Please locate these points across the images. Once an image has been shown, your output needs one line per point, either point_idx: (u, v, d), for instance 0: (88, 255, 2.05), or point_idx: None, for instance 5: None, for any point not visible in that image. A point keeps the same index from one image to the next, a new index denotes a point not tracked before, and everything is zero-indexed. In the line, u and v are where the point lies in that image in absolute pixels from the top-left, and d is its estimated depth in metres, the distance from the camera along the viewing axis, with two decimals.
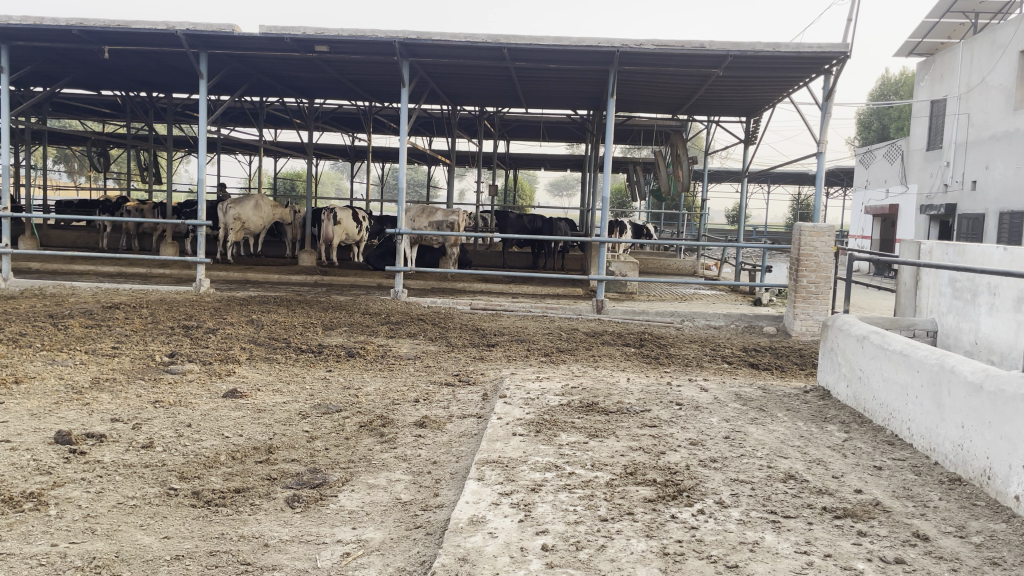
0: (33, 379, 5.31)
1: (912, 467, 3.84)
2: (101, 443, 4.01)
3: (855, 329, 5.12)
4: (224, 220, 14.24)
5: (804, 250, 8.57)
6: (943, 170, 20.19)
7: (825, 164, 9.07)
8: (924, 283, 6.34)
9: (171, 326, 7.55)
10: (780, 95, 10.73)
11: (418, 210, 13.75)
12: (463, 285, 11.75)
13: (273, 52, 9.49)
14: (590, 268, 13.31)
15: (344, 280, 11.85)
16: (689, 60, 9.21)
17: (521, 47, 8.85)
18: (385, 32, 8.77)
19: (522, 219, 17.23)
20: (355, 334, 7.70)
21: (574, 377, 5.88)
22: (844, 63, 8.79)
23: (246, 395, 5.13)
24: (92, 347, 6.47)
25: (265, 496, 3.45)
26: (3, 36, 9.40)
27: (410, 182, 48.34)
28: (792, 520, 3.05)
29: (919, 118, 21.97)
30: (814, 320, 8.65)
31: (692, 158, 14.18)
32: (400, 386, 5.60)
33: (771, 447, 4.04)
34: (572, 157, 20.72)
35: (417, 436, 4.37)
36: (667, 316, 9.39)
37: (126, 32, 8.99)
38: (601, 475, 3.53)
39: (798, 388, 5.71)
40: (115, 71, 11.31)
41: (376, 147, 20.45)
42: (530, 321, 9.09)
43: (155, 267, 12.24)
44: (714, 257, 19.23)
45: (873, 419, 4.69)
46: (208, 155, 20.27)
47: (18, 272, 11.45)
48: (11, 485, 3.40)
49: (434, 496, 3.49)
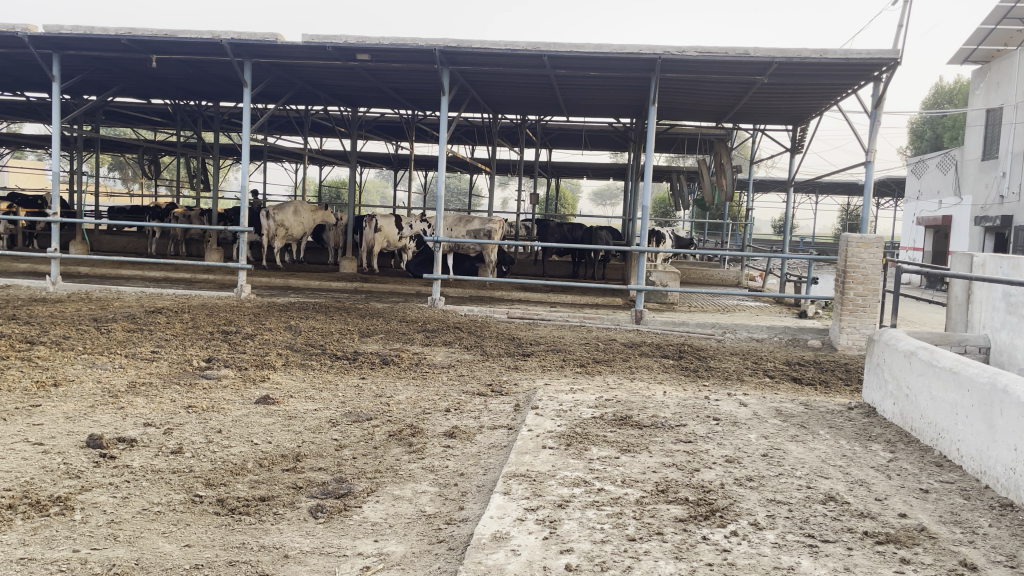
0: (71, 382, 5.38)
1: (960, 491, 3.65)
2: (132, 448, 4.02)
3: (902, 344, 4.93)
4: (267, 225, 14.45)
5: (851, 262, 8.32)
6: (1000, 181, 19.58)
7: (873, 173, 8.81)
8: (976, 297, 6.06)
9: (211, 331, 7.62)
10: (826, 103, 10.49)
11: (455, 218, 13.89)
12: (501, 294, 11.68)
13: (316, 61, 9.57)
14: (631, 277, 13.17)
15: (383, 287, 11.89)
16: (733, 68, 9.06)
17: (561, 54, 8.79)
18: (426, 40, 8.78)
19: (563, 228, 17.11)
20: (391, 341, 7.69)
21: (609, 389, 5.75)
22: (894, 70, 8.54)
23: (278, 402, 5.13)
24: (132, 351, 6.56)
25: (289, 505, 3.41)
26: (55, 46, 9.64)
27: (453, 192, 48.73)
28: (831, 545, 2.91)
29: (974, 127, 21.41)
30: (860, 334, 8.39)
31: (736, 167, 13.93)
32: (432, 395, 5.55)
33: (811, 466, 3.89)
34: (614, 165, 20.56)
35: (446, 447, 4.30)
36: (708, 328, 9.19)
37: (173, 41, 9.15)
38: (631, 492, 3.42)
39: (842, 405, 5.50)
40: (163, 80, 11.52)
41: (418, 154, 20.57)
42: (568, 331, 8.98)
43: (199, 273, 12.43)
44: (758, 268, 18.92)
45: (921, 439, 4.49)
46: (255, 162, 20.58)
47: (66, 277, 11.71)
48: (39, 489, 3.41)
49: (459, 509, 3.42)
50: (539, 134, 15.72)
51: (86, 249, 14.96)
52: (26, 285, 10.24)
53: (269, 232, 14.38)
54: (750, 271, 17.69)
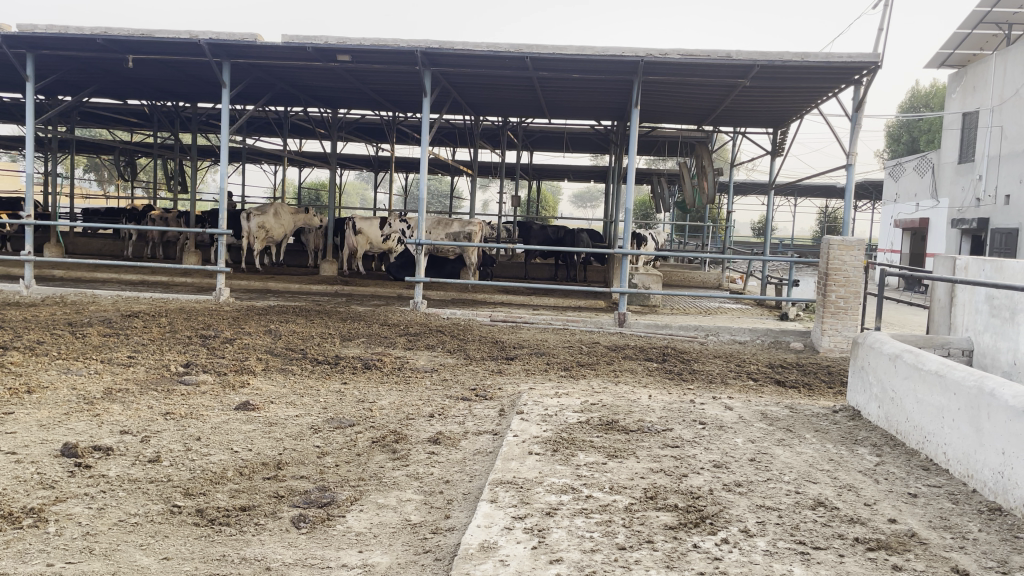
0: (45, 389, 5.25)
1: (949, 494, 3.65)
2: (108, 456, 3.92)
3: (886, 346, 4.93)
4: (247, 227, 14.31)
5: (833, 264, 8.35)
6: (976, 184, 19.81)
7: (854, 176, 8.85)
8: (959, 300, 6.08)
9: (189, 336, 7.49)
10: (807, 106, 10.54)
11: (435, 221, 13.80)
12: (484, 297, 11.61)
13: (296, 61, 9.47)
14: (613, 280, 13.15)
15: (364, 290, 11.79)
16: (715, 71, 9.06)
17: (544, 56, 8.75)
18: (408, 41, 8.70)
19: (544, 230, 17.07)
20: (373, 345, 7.60)
21: (594, 393, 5.70)
22: (874, 74, 8.57)
23: (258, 408, 5.04)
24: (108, 356, 6.43)
25: (271, 515, 3.34)
26: (28, 45, 9.46)
27: (434, 194, 48.70)
28: (823, 551, 2.88)
29: (951, 130, 21.65)
30: (842, 337, 8.42)
31: (717, 169, 13.97)
32: (415, 400, 5.48)
33: (800, 471, 3.86)
34: (596, 167, 20.57)
35: (430, 454, 4.24)
36: (691, 330, 9.18)
37: (149, 41, 9.00)
38: (619, 499, 3.37)
39: (827, 408, 5.50)
40: (139, 80, 11.38)
41: (399, 156, 20.46)
42: (551, 334, 8.93)
43: (176, 276, 12.27)
44: (739, 270, 18.99)
45: (906, 442, 4.49)
46: (234, 164, 20.38)
47: (41, 280, 11.50)
48: (12, 500, 3.31)
49: (445, 518, 3.36)
50: (520, 136, 15.67)
51: (60, 251, 14.72)
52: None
53: (250, 235, 14.24)
54: (731, 274, 17.77)
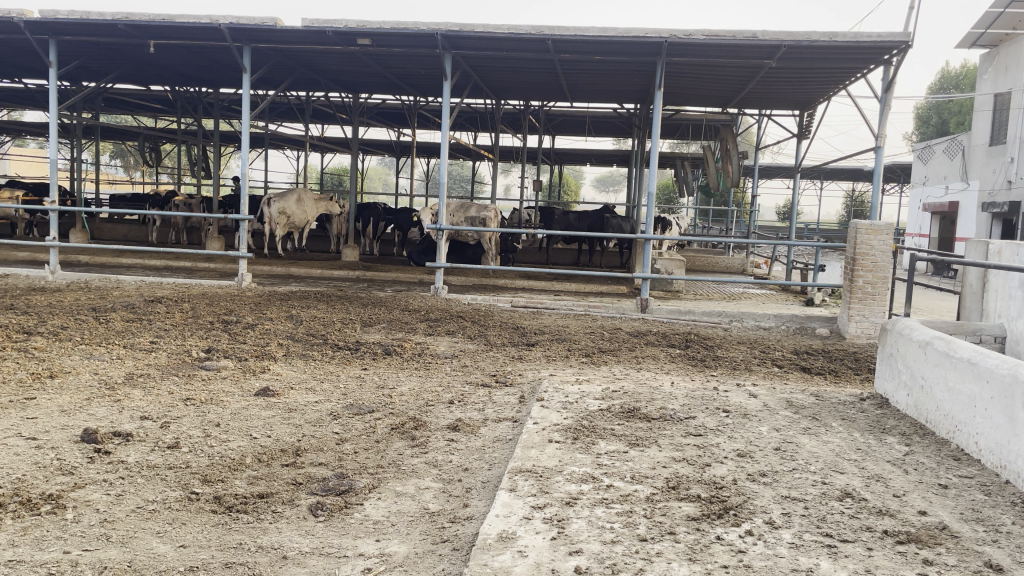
0: (68, 373, 5.29)
1: (981, 486, 3.54)
2: (127, 442, 3.93)
3: (916, 333, 4.80)
4: (269, 212, 14.35)
5: (860, 249, 8.17)
6: (1008, 166, 19.39)
7: (883, 159, 8.65)
8: (991, 285, 5.91)
9: (211, 321, 7.51)
10: (834, 87, 10.34)
11: (456, 205, 13.73)
12: (505, 282, 11.55)
13: (316, 45, 9.41)
14: (636, 266, 13.03)
15: (385, 275, 11.77)
16: (741, 51, 8.88)
17: (566, 38, 8.62)
18: (428, 24, 8.60)
19: (566, 216, 16.94)
20: (393, 331, 7.56)
21: (615, 380, 5.62)
22: (905, 54, 8.36)
23: (278, 394, 5.02)
24: (130, 342, 6.45)
25: (288, 502, 3.31)
26: (51, 31, 9.48)
27: (455, 180, 48.85)
28: (849, 545, 2.80)
29: (983, 112, 21.17)
30: (869, 323, 8.26)
31: (742, 153, 13.73)
32: (435, 386, 5.43)
33: (826, 460, 3.78)
34: (618, 151, 20.42)
35: (449, 441, 4.20)
36: (714, 317, 9.05)
37: (171, 25, 8.97)
38: (641, 488, 3.31)
39: (853, 396, 5.39)
40: (161, 66, 11.39)
41: (421, 142, 20.42)
42: (572, 320, 8.85)
43: (200, 262, 12.33)
44: (764, 255, 18.78)
45: (936, 431, 4.39)
46: (257, 150, 20.46)
47: (66, 266, 11.63)
48: (31, 486, 3.31)
49: (463, 507, 3.31)
50: (542, 120, 15.53)
51: (85, 237, 14.85)
52: (25, 274, 10.12)
53: (270, 220, 14.23)
54: (755, 259, 17.57)
